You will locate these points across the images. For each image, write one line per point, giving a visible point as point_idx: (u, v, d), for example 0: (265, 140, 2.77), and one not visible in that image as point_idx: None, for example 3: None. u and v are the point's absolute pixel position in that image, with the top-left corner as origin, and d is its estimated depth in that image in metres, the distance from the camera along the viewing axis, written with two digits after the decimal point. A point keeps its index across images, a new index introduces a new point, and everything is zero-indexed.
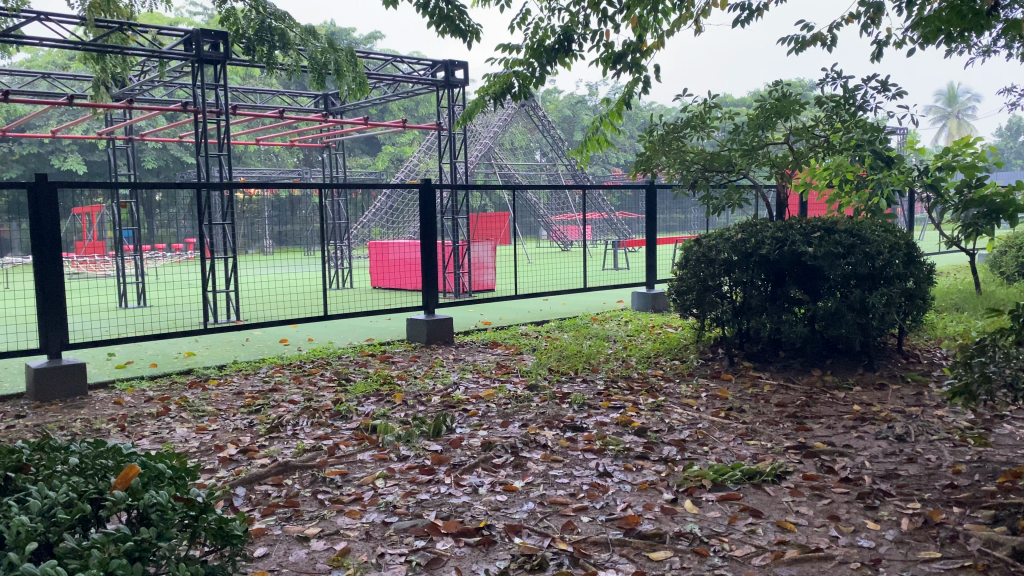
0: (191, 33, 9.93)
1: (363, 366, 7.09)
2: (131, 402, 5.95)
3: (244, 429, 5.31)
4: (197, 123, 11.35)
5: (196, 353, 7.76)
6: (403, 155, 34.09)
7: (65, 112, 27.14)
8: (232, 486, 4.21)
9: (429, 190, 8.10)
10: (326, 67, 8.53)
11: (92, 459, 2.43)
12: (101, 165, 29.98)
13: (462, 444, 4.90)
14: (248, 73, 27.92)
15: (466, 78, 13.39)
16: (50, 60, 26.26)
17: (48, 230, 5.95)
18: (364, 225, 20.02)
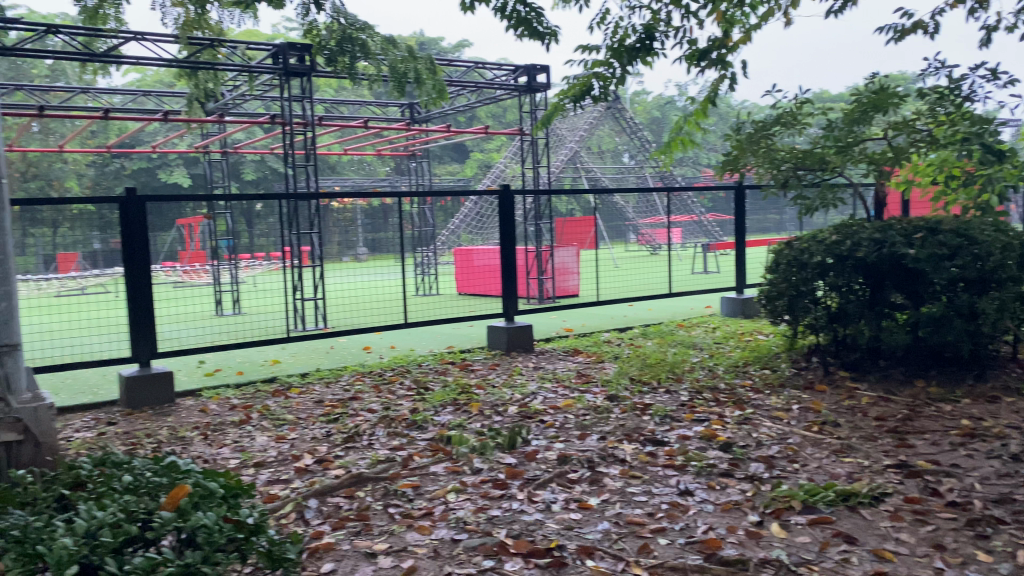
0: (278, 46, 10.12)
1: (442, 374, 7.04)
2: (216, 410, 6.04)
3: (321, 438, 5.30)
4: (286, 135, 11.60)
5: (281, 361, 7.88)
6: (492, 161, 34.26)
7: (171, 127, 28.70)
8: (305, 498, 4.16)
9: (508, 195, 7.96)
10: (406, 77, 8.62)
11: (146, 478, 2.44)
12: (203, 178, 31.30)
13: (538, 457, 4.75)
14: (341, 85, 28.60)
15: (549, 81, 13.24)
16: (158, 79, 27.57)
17: (137, 243, 6.12)
18: (451, 232, 20.13)
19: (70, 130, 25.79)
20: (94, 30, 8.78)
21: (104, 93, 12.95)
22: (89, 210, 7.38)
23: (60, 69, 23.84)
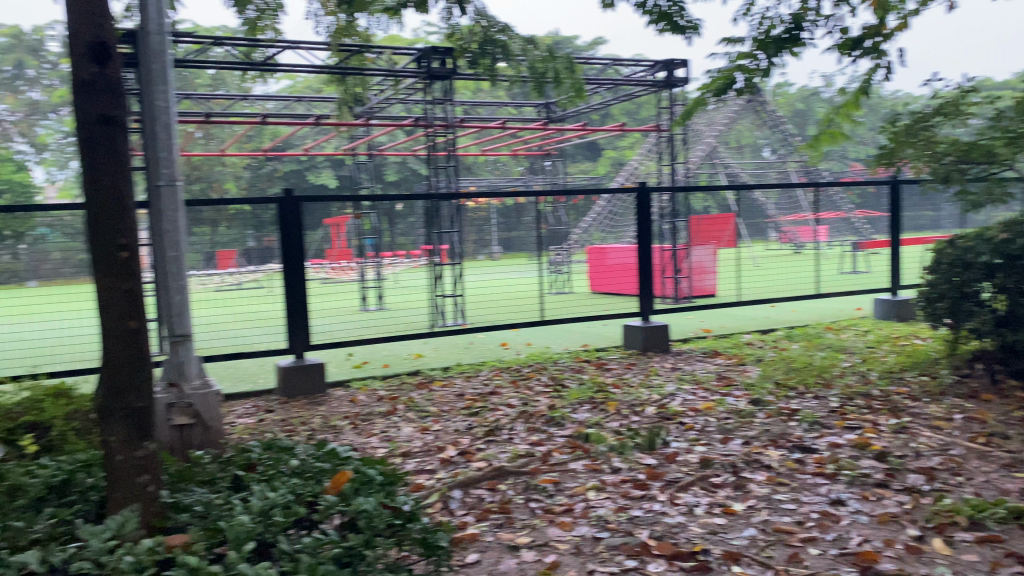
0: (422, 50, 10.42)
1: (579, 372, 7.06)
2: (364, 401, 6.31)
3: (463, 431, 5.43)
4: (428, 137, 11.96)
5: (424, 355, 8.14)
6: (626, 158, 34.00)
7: (320, 131, 30.16)
8: (450, 489, 4.28)
9: (646, 192, 7.86)
10: (545, 77, 8.62)
11: (311, 465, 2.61)
12: (349, 179, 32.71)
13: (679, 459, 4.68)
14: (479, 86, 29.18)
15: (688, 76, 12.97)
16: (308, 86, 29.08)
17: (294, 240, 6.49)
18: (586, 230, 20.13)
19: (231, 136, 27.59)
20: (255, 41, 9.34)
21: (262, 100, 13.67)
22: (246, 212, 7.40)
23: (222, 79, 25.56)
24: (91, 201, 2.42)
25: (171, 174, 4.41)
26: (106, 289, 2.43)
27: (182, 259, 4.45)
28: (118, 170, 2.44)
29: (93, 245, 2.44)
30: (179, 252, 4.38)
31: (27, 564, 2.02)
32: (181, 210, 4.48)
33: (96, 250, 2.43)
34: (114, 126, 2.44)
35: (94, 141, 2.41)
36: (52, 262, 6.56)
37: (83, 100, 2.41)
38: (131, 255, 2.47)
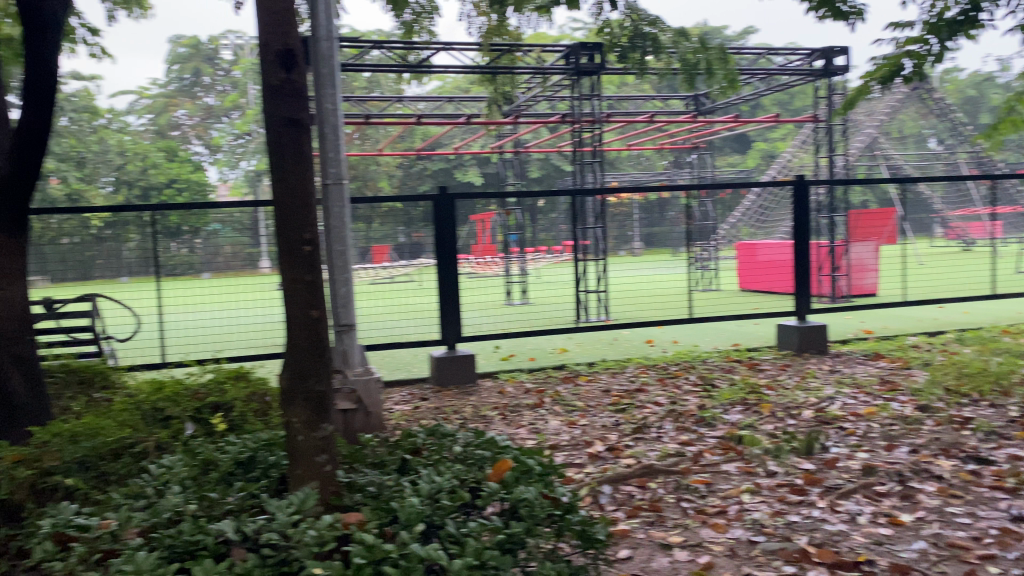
0: (571, 47, 10.45)
1: (729, 371, 6.89)
2: (512, 393, 6.43)
3: (612, 427, 5.43)
4: (575, 133, 12.00)
5: (570, 350, 8.19)
6: (777, 151, 32.78)
7: (467, 130, 30.93)
8: (599, 483, 4.29)
9: (802, 186, 7.54)
10: (697, 70, 8.42)
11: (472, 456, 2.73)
12: (495, 176, 33.37)
13: (839, 465, 4.48)
14: (624, 81, 28.98)
15: (848, 64, 12.33)
16: (456, 85, 29.87)
17: (448, 235, 6.73)
18: (734, 225, 19.59)
19: (384, 135, 28.78)
20: (411, 43, 9.67)
21: (416, 100, 13.91)
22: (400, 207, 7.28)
23: (377, 81, 26.73)
24: (279, 200, 2.59)
25: (338, 173, 4.71)
26: (291, 281, 2.59)
27: (348, 252, 4.75)
28: (302, 170, 2.59)
29: (279, 239, 2.60)
30: (345, 245, 4.68)
31: (224, 532, 2.21)
32: (346, 205, 4.75)
33: (282, 245, 2.59)
34: (299, 128, 2.58)
35: (281, 143, 2.57)
36: (225, 255, 6.95)
37: (272, 105, 2.57)
38: (315, 249, 2.62)
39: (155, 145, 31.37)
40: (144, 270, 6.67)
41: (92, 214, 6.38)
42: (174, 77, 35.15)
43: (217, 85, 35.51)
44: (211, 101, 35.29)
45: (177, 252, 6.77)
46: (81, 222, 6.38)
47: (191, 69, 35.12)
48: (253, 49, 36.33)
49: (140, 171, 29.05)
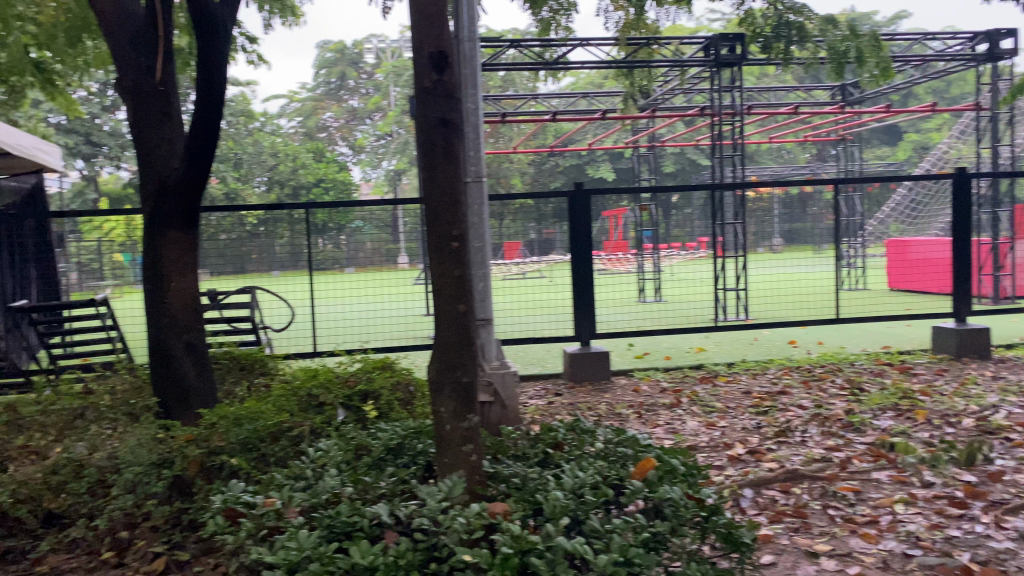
0: (711, 39, 10.21)
1: (879, 375, 6.54)
2: (647, 391, 6.36)
3: (752, 429, 5.27)
4: (713, 127, 11.70)
5: (706, 350, 8.02)
6: (931, 142, 30.80)
7: (601, 126, 30.83)
8: (740, 486, 4.18)
9: (964, 179, 7.05)
10: (846, 58, 8.05)
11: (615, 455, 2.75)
12: (628, 172, 33.09)
13: (1004, 479, 4.17)
14: (763, 72, 28.04)
15: (1016, 47, 11.40)
16: (589, 81, 29.81)
17: (583, 231, 6.74)
18: (883, 221, 18.57)
19: (518, 133, 29.13)
20: (547, 40, 9.70)
21: (549, 97, 13.60)
22: (530, 203, 7.38)
23: (512, 80, 27.09)
24: (431, 195, 2.66)
25: (477, 170, 4.76)
26: (440, 275, 2.66)
27: (486, 248, 4.78)
28: (452, 168, 2.66)
29: (429, 235, 2.68)
30: (484, 241, 4.71)
31: (379, 515, 2.33)
32: (484, 202, 4.80)
33: (431, 240, 2.67)
34: (450, 127, 2.65)
35: (432, 142, 2.65)
36: (366, 250, 7.32)
37: (424, 104, 2.65)
38: (462, 245, 2.67)
39: (303, 147, 33.08)
40: (295, 265, 7.00)
41: (248, 213, 6.80)
42: (322, 82, 37.06)
43: (361, 88, 37.05)
44: (354, 104, 36.92)
45: (323, 247, 7.08)
46: (238, 219, 6.82)
47: (337, 73, 36.83)
48: (394, 53, 37.61)
49: (290, 171, 30.70)
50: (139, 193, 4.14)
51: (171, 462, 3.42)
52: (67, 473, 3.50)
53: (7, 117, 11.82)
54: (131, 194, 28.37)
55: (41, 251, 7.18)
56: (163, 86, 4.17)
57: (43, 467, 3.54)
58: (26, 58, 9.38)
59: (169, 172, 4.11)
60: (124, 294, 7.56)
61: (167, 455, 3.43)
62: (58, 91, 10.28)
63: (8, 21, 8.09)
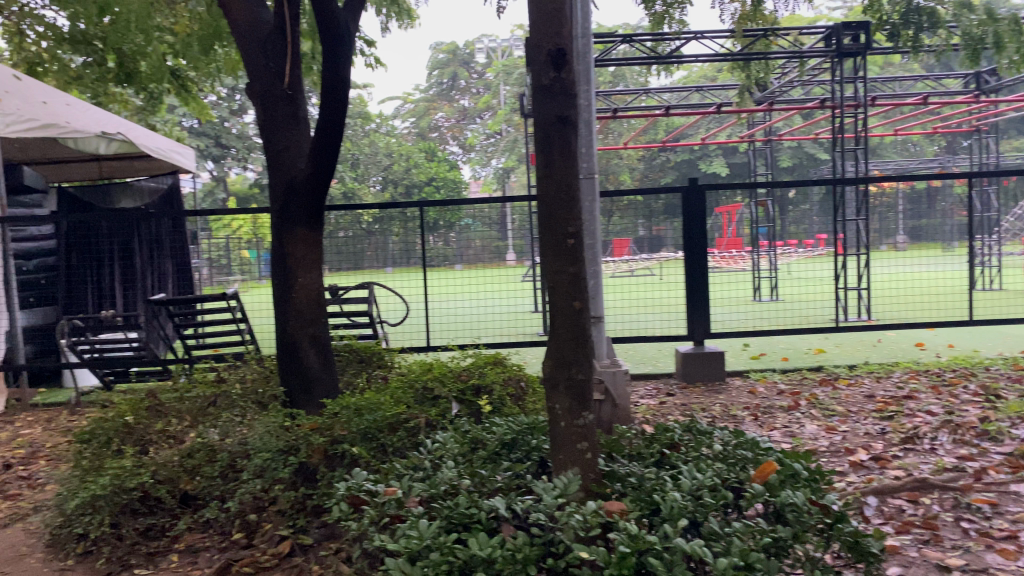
0: (833, 28, 9.80)
1: (1018, 381, 6.13)
2: (763, 393, 6.19)
3: (876, 435, 5.04)
4: (833, 119, 11.23)
5: (826, 351, 7.73)
6: None
7: (713, 121, 30.17)
8: (864, 494, 4.01)
9: None
10: (983, 43, 7.57)
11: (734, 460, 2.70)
12: (742, 167, 32.24)
13: None
14: (888, 61, 26.72)
15: None
16: (702, 75, 29.20)
17: (697, 228, 6.61)
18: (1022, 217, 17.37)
19: (628, 130, 28.87)
20: (660, 35, 9.55)
21: (661, 91, 13.26)
22: (641, 200, 7.30)
23: (622, 75, 26.86)
24: (546, 193, 2.67)
25: (588, 167, 4.72)
26: (556, 271, 2.67)
27: (597, 246, 4.75)
28: (568, 165, 2.66)
29: (544, 232, 2.69)
30: (596, 238, 4.68)
31: (496, 509, 2.36)
32: (595, 200, 4.76)
33: (547, 236, 2.68)
34: (567, 124, 2.66)
35: (550, 139, 2.66)
36: (474, 248, 7.43)
37: (542, 102, 2.67)
38: (577, 242, 2.67)
39: (416, 146, 33.86)
40: (408, 262, 7.11)
41: (364, 211, 7.05)
42: (434, 82, 37.84)
43: (472, 88, 37.60)
44: (465, 103, 37.53)
45: (435, 244, 7.19)
46: (355, 218, 7.08)
47: (449, 74, 37.49)
48: (504, 51, 37.97)
49: (404, 170, 31.52)
50: (268, 193, 4.34)
51: (297, 449, 3.58)
52: (202, 456, 3.73)
53: (148, 123, 12.66)
54: (256, 193, 29.88)
55: (176, 245, 7.88)
56: (291, 90, 4.34)
57: (179, 450, 3.77)
58: (165, 67, 10.01)
59: (294, 172, 4.28)
60: (250, 288, 7.94)
61: (293, 443, 3.59)
62: (192, 97, 10.90)
63: (149, 33, 8.64)
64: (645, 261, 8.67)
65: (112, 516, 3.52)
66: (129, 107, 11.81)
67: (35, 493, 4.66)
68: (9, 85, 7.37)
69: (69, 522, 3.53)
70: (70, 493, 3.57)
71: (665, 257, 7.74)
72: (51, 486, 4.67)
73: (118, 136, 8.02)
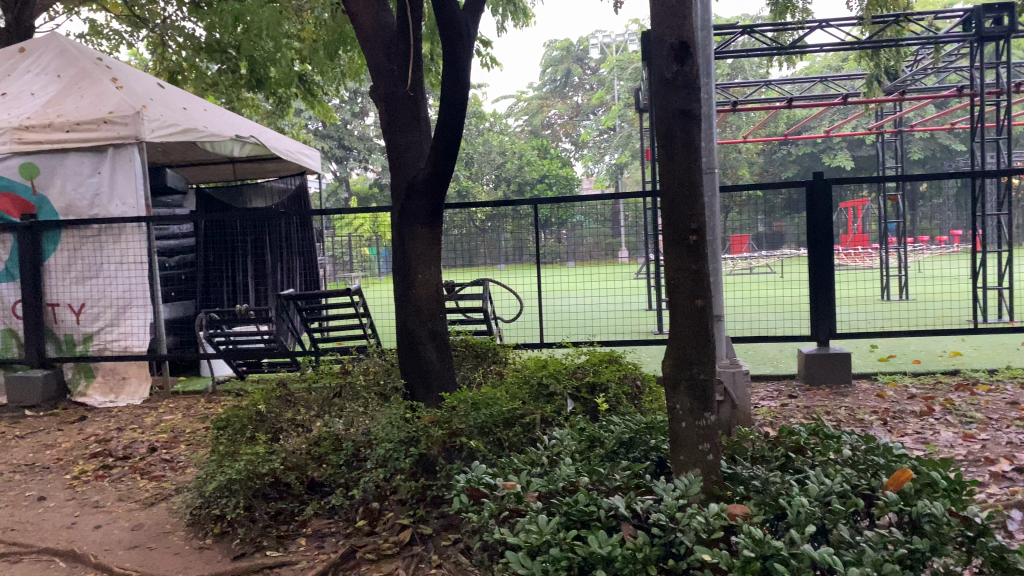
0: (972, 10, 9.20)
1: None
2: (893, 397, 5.90)
3: (1020, 444, 4.70)
4: (972, 108, 10.53)
5: (962, 354, 7.29)
6: None
7: (837, 112, 28.97)
8: (1007, 507, 3.75)
9: None
10: None
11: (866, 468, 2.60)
12: (869, 160, 30.79)
13: None
14: None
15: None
16: (826, 64, 28.04)
17: (822, 224, 6.35)
18: None
19: (746, 123, 28.10)
20: (782, 25, 9.22)
21: (783, 83, 12.77)
22: (761, 197, 7.06)
23: (740, 68, 26.17)
24: (669, 190, 2.64)
25: (709, 162, 4.61)
26: (677, 269, 2.62)
27: (717, 242, 4.63)
28: (691, 160, 2.62)
29: (667, 228, 2.66)
30: (716, 234, 4.56)
31: (616, 507, 2.36)
32: (716, 195, 4.65)
33: (669, 233, 2.64)
34: (690, 119, 2.61)
35: (672, 134, 2.62)
36: (586, 245, 7.39)
37: (665, 97, 2.63)
38: (700, 239, 2.61)
39: (530, 144, 34.11)
40: (520, 259, 7.15)
41: (478, 209, 7.10)
42: (548, 79, 38.00)
43: (585, 84, 37.52)
44: (578, 99, 37.53)
45: (547, 241, 7.14)
46: (469, 216, 7.18)
47: (563, 71, 37.52)
48: (619, 47, 37.68)
49: (517, 168, 31.87)
50: (391, 192, 4.47)
51: (417, 440, 3.67)
52: (328, 445, 3.91)
53: (278, 126, 13.30)
54: (376, 192, 30.95)
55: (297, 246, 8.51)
56: (414, 92, 4.45)
57: (308, 438, 3.97)
58: (293, 72, 10.49)
59: (415, 172, 4.39)
60: (370, 285, 8.18)
61: (414, 434, 3.69)
62: (318, 100, 11.33)
63: (279, 40, 9.07)
64: (765, 257, 8.40)
65: (246, 499, 3.70)
66: (260, 111, 12.43)
67: (177, 474, 4.98)
68: (152, 93, 7.90)
69: (208, 504, 3.76)
70: (208, 476, 3.79)
71: (788, 252, 7.48)
72: (192, 468, 4.98)
73: (251, 139, 8.45)
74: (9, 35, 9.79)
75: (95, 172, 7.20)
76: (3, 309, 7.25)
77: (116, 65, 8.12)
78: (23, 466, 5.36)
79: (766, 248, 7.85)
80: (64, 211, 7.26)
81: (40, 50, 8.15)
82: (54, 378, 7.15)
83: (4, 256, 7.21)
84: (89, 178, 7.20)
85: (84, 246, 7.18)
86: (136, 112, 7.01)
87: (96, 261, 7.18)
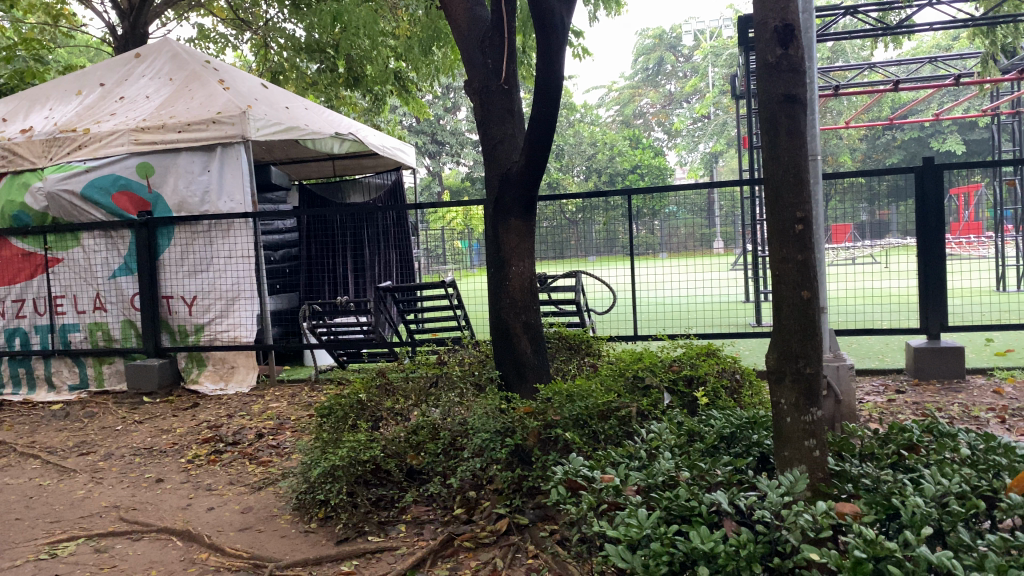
0: None
1: None
2: (1012, 394, 5.58)
3: None
4: None
5: None
6: None
7: (947, 93, 27.57)
8: None
9: None
10: None
11: (983, 473, 2.49)
12: (983, 143, 29.26)
13: None
14: None
15: None
16: (934, 44, 26.71)
17: (932, 210, 6.03)
18: None
19: (848, 108, 27.03)
20: (887, 5, 8.81)
21: (888, 65, 12.20)
22: (864, 185, 6.78)
23: (840, 50, 25.21)
24: (773, 178, 2.57)
25: (812, 148, 4.46)
26: (782, 259, 2.55)
27: (820, 231, 4.46)
28: (796, 146, 2.53)
29: (771, 217, 2.58)
30: (818, 222, 4.38)
31: (718, 503, 2.32)
32: (820, 182, 4.48)
33: (774, 223, 2.57)
34: (795, 104, 2.53)
35: (776, 120, 2.55)
36: (679, 236, 7.30)
37: (769, 82, 2.56)
38: (806, 228, 2.53)
39: (622, 135, 33.89)
40: (612, 250, 7.07)
41: (569, 201, 7.06)
42: (639, 68, 37.63)
43: (678, 72, 36.93)
44: (671, 88, 37.01)
45: (639, 233, 7.04)
46: (559, 208, 7.16)
47: (654, 59, 37.06)
48: (713, 33, 36.95)
49: (608, 159, 31.68)
50: (485, 184, 4.51)
51: (513, 431, 3.67)
52: (426, 434, 3.99)
53: (374, 124, 13.62)
54: (468, 186, 31.52)
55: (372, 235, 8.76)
56: (507, 85, 4.45)
57: (406, 428, 4.05)
58: (388, 69, 10.71)
59: (508, 164, 4.42)
60: (463, 277, 8.27)
61: (510, 424, 3.69)
62: (412, 95, 11.50)
63: (374, 38, 9.27)
64: (869, 244, 8.07)
65: (348, 485, 3.80)
66: (357, 109, 12.75)
67: (283, 459, 5.18)
68: (257, 93, 8.21)
69: (312, 489, 3.87)
70: (313, 462, 3.91)
71: (894, 236, 7.16)
72: (296, 454, 5.16)
73: (349, 135, 8.66)
74: (125, 42, 10.36)
75: (205, 169, 7.53)
76: (123, 300, 7.67)
77: (223, 67, 8.48)
78: (142, 449, 5.68)
79: (868, 239, 7.70)
80: (176, 208, 7.61)
81: (154, 54, 8.59)
82: (169, 367, 7.53)
83: (123, 250, 7.62)
84: (199, 176, 7.53)
85: (196, 241, 7.52)
86: (242, 112, 7.31)
87: (206, 256, 7.50)
